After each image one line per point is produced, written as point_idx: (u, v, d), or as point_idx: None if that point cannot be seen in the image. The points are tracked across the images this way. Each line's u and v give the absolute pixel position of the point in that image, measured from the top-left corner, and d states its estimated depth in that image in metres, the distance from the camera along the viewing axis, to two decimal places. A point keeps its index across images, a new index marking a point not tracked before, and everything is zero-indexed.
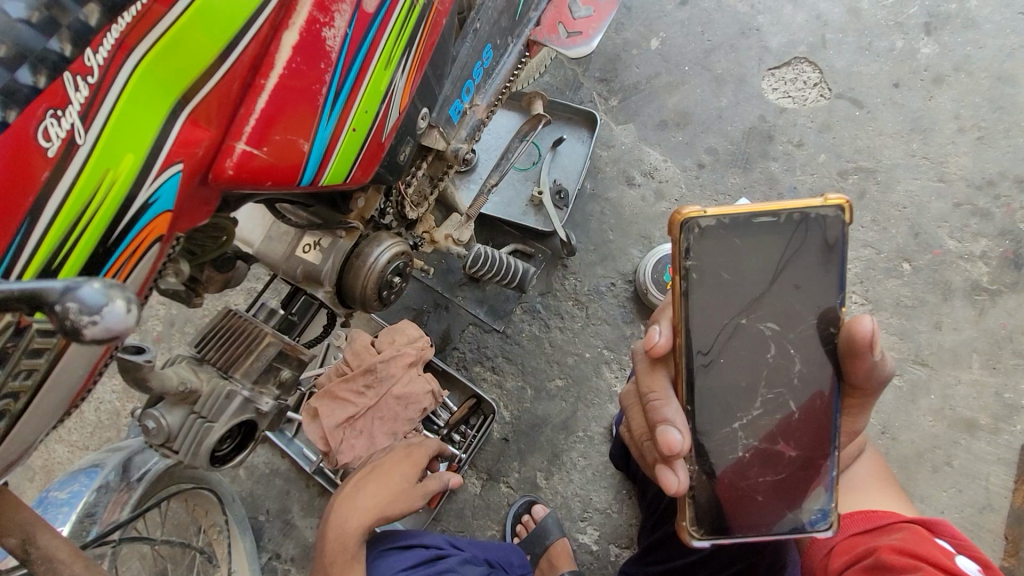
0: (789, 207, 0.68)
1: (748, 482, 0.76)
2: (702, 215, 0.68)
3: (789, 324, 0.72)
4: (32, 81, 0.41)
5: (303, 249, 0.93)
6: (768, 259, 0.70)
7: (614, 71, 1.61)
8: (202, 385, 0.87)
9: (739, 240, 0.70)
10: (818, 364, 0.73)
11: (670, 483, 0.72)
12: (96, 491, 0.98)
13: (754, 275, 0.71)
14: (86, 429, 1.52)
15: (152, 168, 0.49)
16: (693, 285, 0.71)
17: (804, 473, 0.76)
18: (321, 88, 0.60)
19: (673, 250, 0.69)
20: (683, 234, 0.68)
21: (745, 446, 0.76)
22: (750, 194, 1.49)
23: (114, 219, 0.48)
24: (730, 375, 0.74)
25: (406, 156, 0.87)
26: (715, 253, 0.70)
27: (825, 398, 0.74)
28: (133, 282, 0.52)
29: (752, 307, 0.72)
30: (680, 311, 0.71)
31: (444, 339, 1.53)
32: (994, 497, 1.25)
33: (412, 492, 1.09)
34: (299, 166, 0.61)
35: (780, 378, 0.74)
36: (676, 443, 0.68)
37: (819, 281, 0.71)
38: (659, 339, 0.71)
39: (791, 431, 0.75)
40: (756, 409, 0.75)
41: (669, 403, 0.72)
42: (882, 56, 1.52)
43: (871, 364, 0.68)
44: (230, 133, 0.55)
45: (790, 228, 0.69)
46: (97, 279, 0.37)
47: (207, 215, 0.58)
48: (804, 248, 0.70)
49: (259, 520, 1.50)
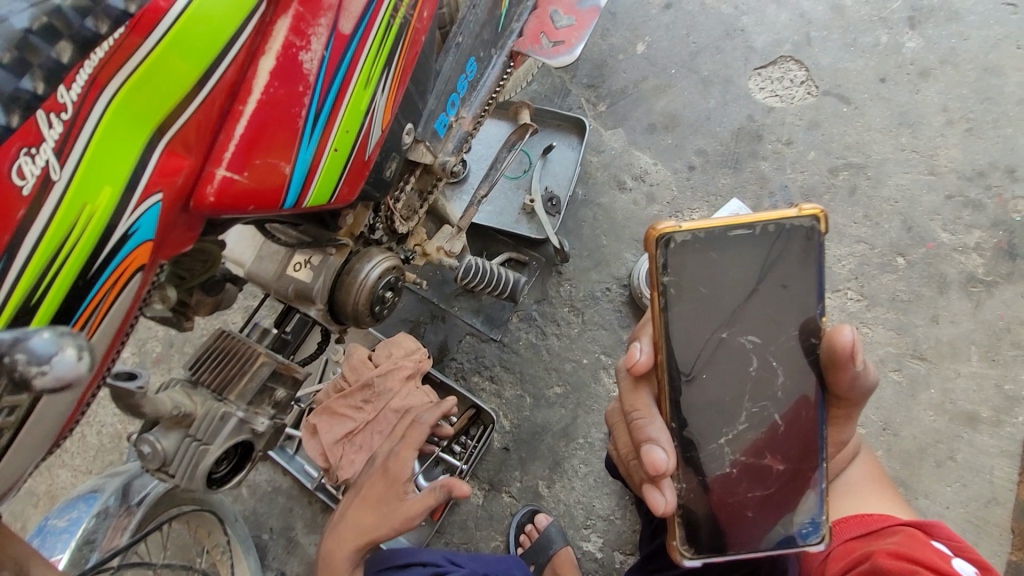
0: (764, 219, 0.68)
1: (737, 497, 0.76)
2: (678, 229, 0.67)
3: (770, 336, 0.72)
4: (6, 120, 0.42)
5: (294, 267, 0.94)
6: (746, 271, 0.70)
7: (602, 76, 1.62)
8: (196, 408, 0.87)
9: (716, 253, 0.70)
10: (801, 375, 0.73)
11: (658, 503, 0.71)
12: (95, 517, 0.98)
13: (732, 289, 0.71)
14: (89, 452, 1.53)
15: (131, 200, 0.49)
16: (672, 300, 0.71)
17: (794, 486, 0.76)
18: (299, 112, 0.60)
19: (650, 266, 0.69)
20: (660, 249, 0.68)
21: (732, 461, 0.75)
22: (742, 195, 1.48)
23: (93, 252, 0.48)
24: (715, 389, 0.74)
25: (392, 172, 0.87)
26: (693, 267, 0.70)
27: (811, 411, 0.74)
28: (116, 313, 0.52)
29: (732, 320, 0.72)
30: (660, 328, 0.71)
31: (442, 350, 1.53)
32: (999, 490, 1.24)
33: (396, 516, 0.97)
34: (281, 189, 0.62)
35: (765, 392, 0.74)
36: (661, 463, 0.68)
37: (799, 292, 0.71)
38: (640, 357, 0.71)
39: (779, 444, 0.75)
40: (742, 423, 0.74)
41: (653, 422, 0.72)
42: (867, 52, 1.52)
43: (854, 375, 0.69)
44: (209, 160, 0.55)
45: (767, 240, 0.69)
46: (48, 329, 0.39)
47: (190, 241, 0.59)
48: (782, 259, 0.70)
49: (263, 539, 1.50)
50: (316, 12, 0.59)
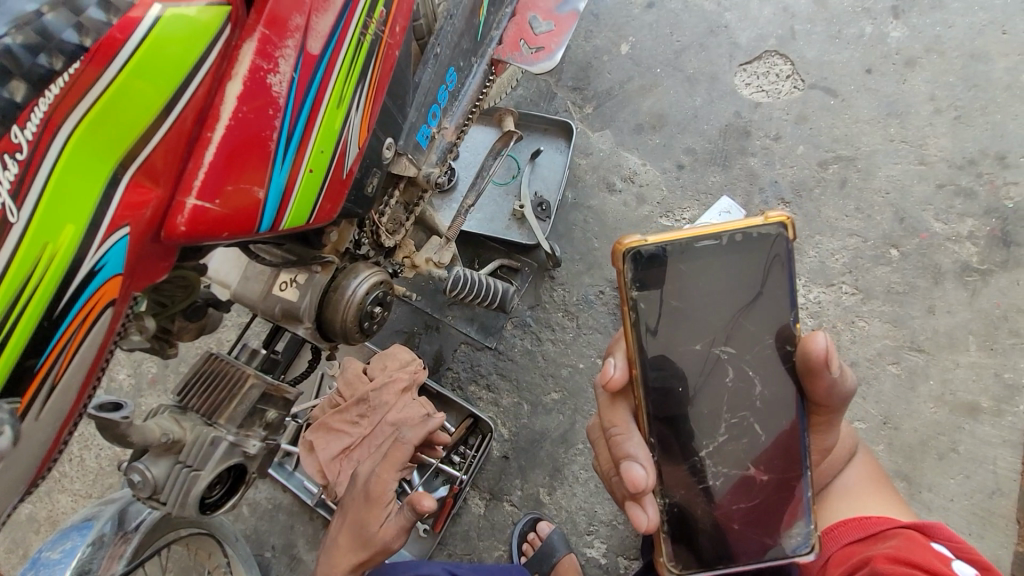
0: (729, 228, 0.68)
1: (723, 511, 0.75)
2: (644, 243, 0.67)
3: (745, 346, 0.71)
4: None
5: (280, 287, 0.94)
6: (715, 282, 0.70)
7: (587, 78, 1.61)
8: (185, 434, 0.86)
9: (685, 265, 0.69)
10: (779, 385, 0.72)
11: (641, 520, 0.71)
12: (90, 546, 0.97)
13: (703, 300, 0.70)
14: (88, 476, 1.52)
15: (96, 237, 0.49)
16: (643, 315, 0.70)
17: (780, 496, 0.75)
18: (271, 136, 0.59)
19: (619, 281, 0.68)
20: (627, 264, 0.68)
21: (715, 474, 0.74)
22: (732, 192, 1.47)
23: (59, 288, 0.48)
24: (692, 402, 0.73)
25: (373, 187, 0.87)
26: (663, 281, 0.69)
27: (789, 420, 0.73)
28: (88, 349, 0.52)
29: (706, 332, 0.71)
30: (633, 343, 0.70)
31: (438, 360, 1.52)
32: (1003, 481, 1.22)
33: (382, 534, 0.97)
34: (255, 214, 0.61)
35: (744, 403, 0.73)
36: (640, 480, 0.68)
37: (771, 301, 0.70)
38: (614, 373, 0.70)
39: (762, 454, 0.74)
40: (722, 435, 0.73)
41: (631, 437, 0.72)
42: (852, 43, 1.51)
43: (830, 382, 0.68)
44: (179, 190, 0.55)
45: (735, 249, 0.69)
46: None
47: (165, 271, 0.58)
48: (750, 268, 0.70)
49: (265, 557, 1.49)
50: (282, 33, 0.58)
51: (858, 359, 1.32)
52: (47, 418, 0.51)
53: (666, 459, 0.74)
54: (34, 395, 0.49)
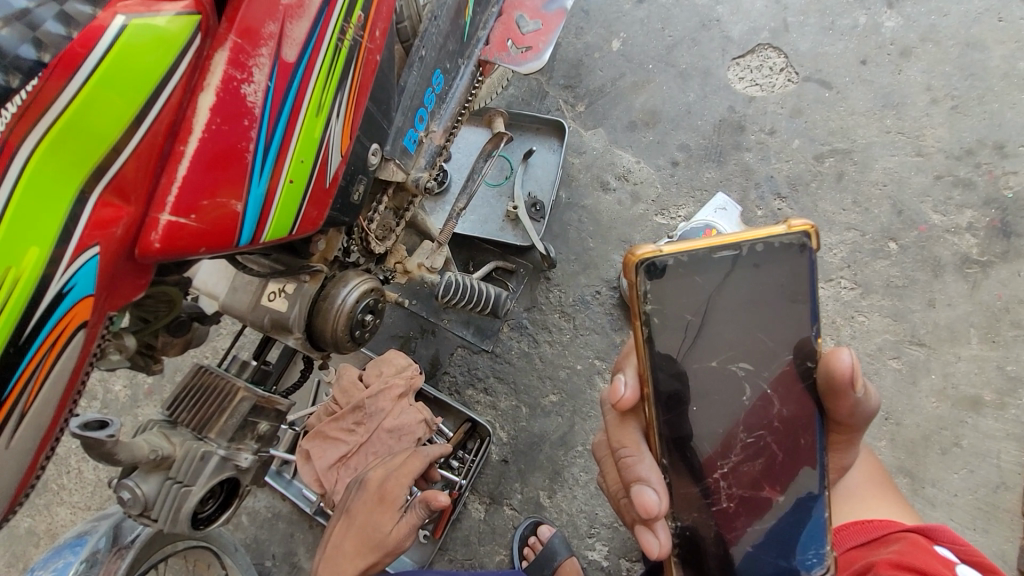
0: (750, 239, 0.67)
1: (735, 533, 0.72)
2: (659, 254, 0.65)
3: (763, 362, 0.70)
4: None
5: (269, 297, 0.92)
6: (734, 293, 0.68)
7: (578, 76, 1.59)
8: (175, 450, 0.85)
9: (702, 277, 0.68)
10: (797, 403, 0.71)
11: (652, 546, 0.70)
12: (83, 563, 0.95)
13: (722, 314, 0.69)
14: (86, 488, 1.50)
15: (63, 258, 0.48)
16: (656, 330, 0.68)
17: (795, 517, 0.72)
18: (247, 147, 0.58)
19: (632, 294, 0.67)
20: (640, 276, 0.66)
21: (728, 495, 0.72)
22: (727, 188, 1.46)
23: (25, 312, 0.46)
24: (706, 423, 0.71)
25: (360, 194, 0.85)
26: (678, 294, 0.67)
27: (809, 440, 0.72)
28: (60, 372, 0.51)
29: (722, 348, 0.70)
30: (645, 359, 0.68)
31: (434, 365, 1.51)
32: (1007, 475, 1.21)
33: (394, 536, 0.91)
34: (234, 227, 0.60)
35: (761, 421, 0.71)
36: (653, 505, 0.68)
37: (790, 314, 0.69)
38: (625, 393, 0.69)
39: (777, 473, 0.73)
40: (736, 455, 0.72)
41: (642, 459, 0.71)
42: (846, 34, 1.49)
43: (855, 401, 0.68)
44: (152, 206, 0.53)
45: (754, 260, 0.68)
46: None
47: (141, 289, 0.57)
48: (772, 281, 0.69)
49: (266, 566, 1.48)
50: (256, 42, 0.57)
51: (858, 355, 1.30)
52: (19, 445, 0.50)
53: (676, 477, 0.71)
54: (3, 423, 0.48)
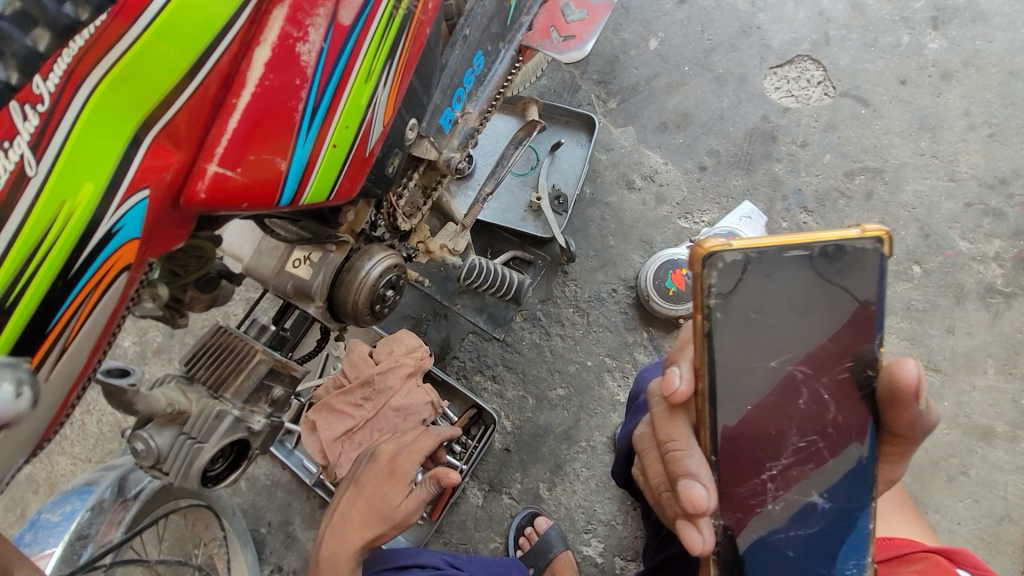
0: (823, 241, 0.66)
1: (779, 537, 0.72)
2: (727, 248, 0.64)
3: (823, 366, 0.70)
4: (6, 76, 0.42)
5: (293, 264, 0.92)
6: (801, 294, 0.68)
7: (612, 72, 1.58)
8: (191, 406, 0.85)
9: (770, 276, 0.67)
10: (854, 411, 0.70)
11: (694, 542, 0.69)
12: (90, 510, 0.93)
13: (784, 314, 0.68)
14: (89, 440, 1.51)
15: (114, 198, 0.48)
16: (717, 326, 0.67)
17: (839, 527, 0.72)
18: (296, 106, 0.58)
19: (696, 287, 0.66)
20: (707, 270, 0.65)
21: (776, 498, 0.72)
22: (753, 197, 1.45)
23: (75, 249, 0.47)
24: (760, 424, 0.70)
25: (395, 168, 0.85)
26: (746, 291, 0.67)
27: (861, 448, 0.71)
28: (99, 314, 0.51)
29: (784, 348, 0.69)
30: (703, 353, 0.67)
31: (444, 348, 1.50)
32: (1013, 508, 1.20)
33: (403, 509, 0.88)
34: (276, 186, 0.60)
35: (814, 426, 0.71)
36: (701, 501, 0.66)
37: (857, 320, 0.69)
38: (680, 385, 0.68)
39: (827, 480, 0.72)
40: (787, 458, 0.71)
41: (692, 455, 0.69)
42: (888, 52, 1.48)
43: (916, 414, 0.67)
44: (201, 155, 0.54)
45: (825, 262, 0.67)
46: None
47: (181, 238, 0.58)
48: (841, 284, 0.68)
49: (261, 532, 1.48)
50: (314, 2, 0.57)
51: None
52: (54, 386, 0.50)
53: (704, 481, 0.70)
54: (44, 358, 0.48)
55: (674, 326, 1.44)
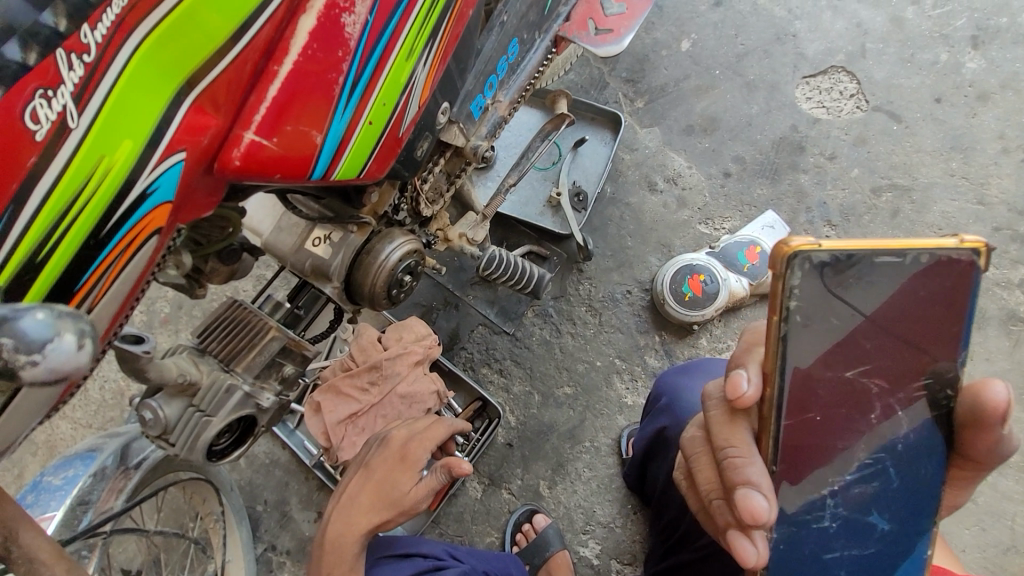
0: (917, 247, 0.61)
1: (832, 555, 0.67)
2: (816, 248, 0.58)
3: (898, 381, 0.64)
4: (54, 23, 0.41)
5: (312, 242, 0.90)
6: (884, 303, 0.62)
7: (642, 71, 1.56)
8: (202, 378, 0.84)
9: (856, 282, 0.61)
10: (927, 431, 0.65)
11: (748, 555, 0.61)
12: (91, 476, 0.92)
13: (866, 324, 0.62)
14: (90, 406, 1.48)
15: (151, 158, 0.47)
16: (793, 330, 0.60)
17: (896, 550, 0.67)
18: (336, 78, 0.57)
19: (776, 287, 0.59)
20: (789, 270, 0.58)
21: (834, 515, 0.66)
22: (777, 207, 1.44)
23: (110, 207, 0.46)
24: (826, 437, 0.64)
25: (423, 152, 0.83)
26: (829, 295, 0.60)
27: (929, 470, 0.66)
28: (128, 275, 0.51)
29: (860, 359, 0.63)
30: (776, 357, 0.60)
31: (452, 337, 1.47)
32: (1019, 538, 1.19)
33: (411, 497, 0.87)
34: (310, 158, 0.59)
35: (884, 443, 0.65)
36: (761, 513, 0.57)
37: (939, 335, 0.63)
38: (748, 389, 0.59)
39: (889, 500, 0.67)
40: (851, 475, 0.65)
41: (753, 463, 0.60)
42: (924, 69, 1.47)
43: (999, 438, 0.60)
44: (238, 122, 0.53)
45: (913, 271, 0.62)
46: (41, 309, 0.37)
47: (212, 206, 0.57)
48: (929, 296, 0.62)
49: (257, 510, 1.43)
50: None
51: None
52: None
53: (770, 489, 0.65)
54: None
55: (687, 332, 1.43)
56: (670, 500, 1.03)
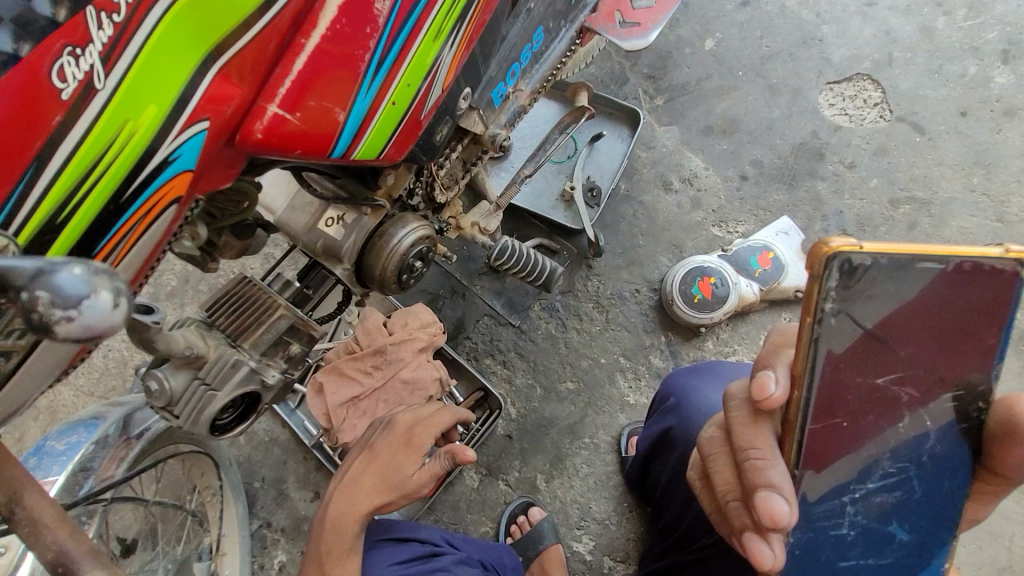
0: (961, 255, 0.58)
1: (848, 563, 0.67)
2: (857, 250, 0.55)
3: (928, 391, 0.62)
4: None
5: (325, 223, 0.89)
6: (921, 310, 0.60)
7: (664, 68, 1.54)
8: (208, 351, 0.83)
9: (896, 287, 0.59)
10: (952, 444, 0.64)
11: (764, 558, 0.60)
12: (94, 444, 0.92)
13: (900, 331, 0.60)
14: (92, 374, 1.48)
15: (174, 126, 0.48)
16: (826, 333, 0.58)
17: (914, 562, 0.67)
18: (363, 56, 0.57)
19: (812, 288, 0.57)
20: (828, 271, 0.56)
21: (853, 522, 0.66)
22: (793, 214, 1.42)
23: (131, 172, 0.47)
24: (850, 444, 0.63)
25: (442, 137, 0.82)
26: (867, 299, 0.58)
27: (953, 484, 0.65)
28: (147, 241, 0.52)
29: (892, 366, 0.61)
30: (806, 360, 0.59)
31: (457, 327, 1.47)
32: (1016, 558, 1.19)
33: (415, 481, 0.87)
34: (332, 136, 0.59)
35: (909, 454, 0.64)
36: (781, 516, 0.56)
37: (976, 346, 0.61)
38: (776, 391, 0.58)
39: (909, 510, 0.66)
40: (873, 483, 0.65)
41: (774, 466, 0.59)
42: (952, 81, 1.46)
43: None
44: (262, 95, 0.53)
45: (954, 279, 0.59)
46: (77, 264, 0.35)
47: (229, 179, 0.57)
48: (968, 305, 0.60)
49: (253, 487, 1.44)
50: None
51: None
52: None
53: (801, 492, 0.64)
54: None
55: (693, 334, 1.42)
56: (671, 501, 1.03)
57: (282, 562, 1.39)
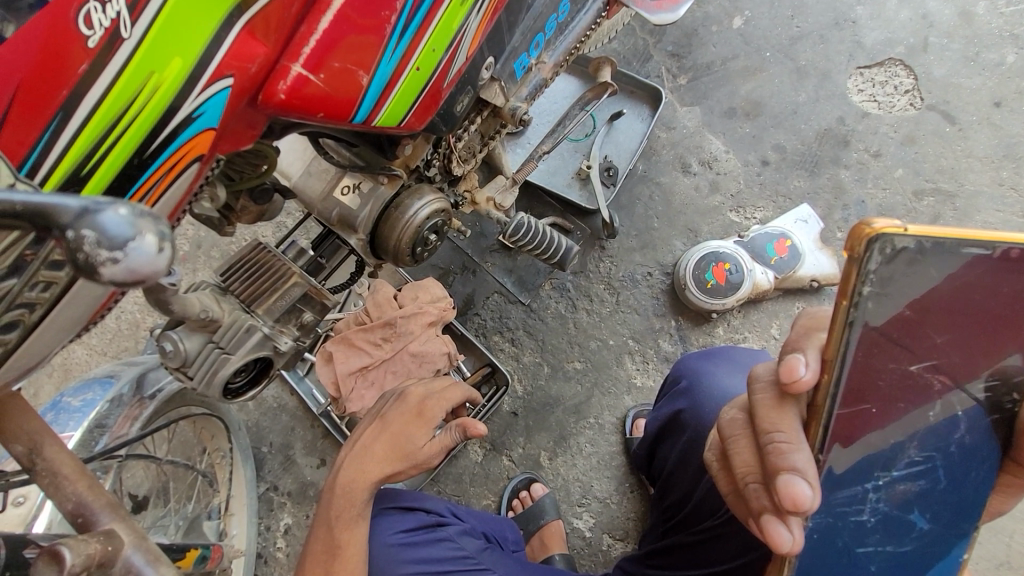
0: (1008, 241, 0.57)
1: (865, 549, 0.67)
2: (900, 233, 0.54)
3: (961, 379, 0.62)
4: None
5: (341, 191, 0.88)
6: (959, 296, 0.59)
7: (688, 46, 1.49)
8: (223, 315, 0.83)
9: (936, 273, 0.57)
10: (983, 436, 0.65)
11: (782, 540, 0.60)
12: (109, 402, 0.93)
13: (937, 318, 0.60)
14: (105, 335, 1.50)
15: (199, 81, 0.47)
16: (862, 317, 0.57)
17: (932, 550, 0.68)
18: (388, 17, 0.56)
19: (850, 269, 0.55)
20: (869, 252, 0.54)
21: (873, 508, 0.66)
22: (813, 202, 1.40)
23: (155, 126, 0.47)
24: (879, 431, 0.63)
25: (464, 107, 0.80)
26: (904, 284, 0.57)
27: (978, 474, 0.66)
28: (167, 201, 0.52)
29: (928, 353, 0.61)
30: (839, 346, 0.57)
31: (467, 303, 1.46)
32: (1014, 555, 1.19)
33: (426, 452, 0.88)
34: (355, 101, 0.58)
35: (938, 443, 0.64)
36: (804, 500, 0.56)
37: (1014, 335, 0.61)
38: (805, 374, 0.57)
39: (931, 500, 0.66)
40: (899, 470, 0.65)
41: (799, 450, 0.58)
42: (987, 70, 1.41)
43: None
44: (286, 54, 0.52)
45: (997, 266, 0.58)
46: (123, 204, 0.34)
47: (251, 140, 0.56)
48: (1009, 293, 0.59)
49: (261, 452, 1.46)
50: None
51: None
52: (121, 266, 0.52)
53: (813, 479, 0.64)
54: None
55: (704, 320, 1.41)
56: (676, 483, 1.03)
57: (288, 524, 1.42)
